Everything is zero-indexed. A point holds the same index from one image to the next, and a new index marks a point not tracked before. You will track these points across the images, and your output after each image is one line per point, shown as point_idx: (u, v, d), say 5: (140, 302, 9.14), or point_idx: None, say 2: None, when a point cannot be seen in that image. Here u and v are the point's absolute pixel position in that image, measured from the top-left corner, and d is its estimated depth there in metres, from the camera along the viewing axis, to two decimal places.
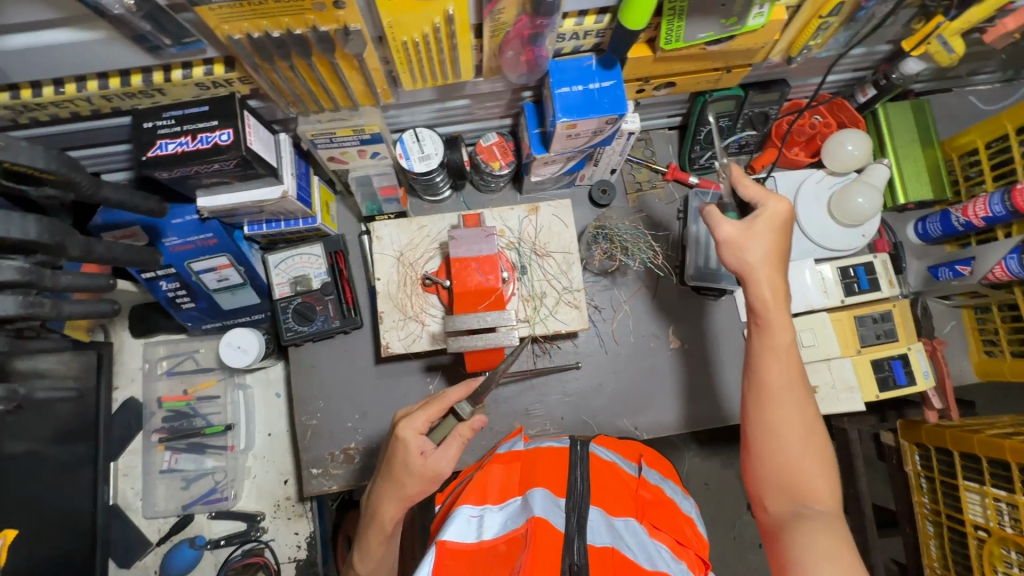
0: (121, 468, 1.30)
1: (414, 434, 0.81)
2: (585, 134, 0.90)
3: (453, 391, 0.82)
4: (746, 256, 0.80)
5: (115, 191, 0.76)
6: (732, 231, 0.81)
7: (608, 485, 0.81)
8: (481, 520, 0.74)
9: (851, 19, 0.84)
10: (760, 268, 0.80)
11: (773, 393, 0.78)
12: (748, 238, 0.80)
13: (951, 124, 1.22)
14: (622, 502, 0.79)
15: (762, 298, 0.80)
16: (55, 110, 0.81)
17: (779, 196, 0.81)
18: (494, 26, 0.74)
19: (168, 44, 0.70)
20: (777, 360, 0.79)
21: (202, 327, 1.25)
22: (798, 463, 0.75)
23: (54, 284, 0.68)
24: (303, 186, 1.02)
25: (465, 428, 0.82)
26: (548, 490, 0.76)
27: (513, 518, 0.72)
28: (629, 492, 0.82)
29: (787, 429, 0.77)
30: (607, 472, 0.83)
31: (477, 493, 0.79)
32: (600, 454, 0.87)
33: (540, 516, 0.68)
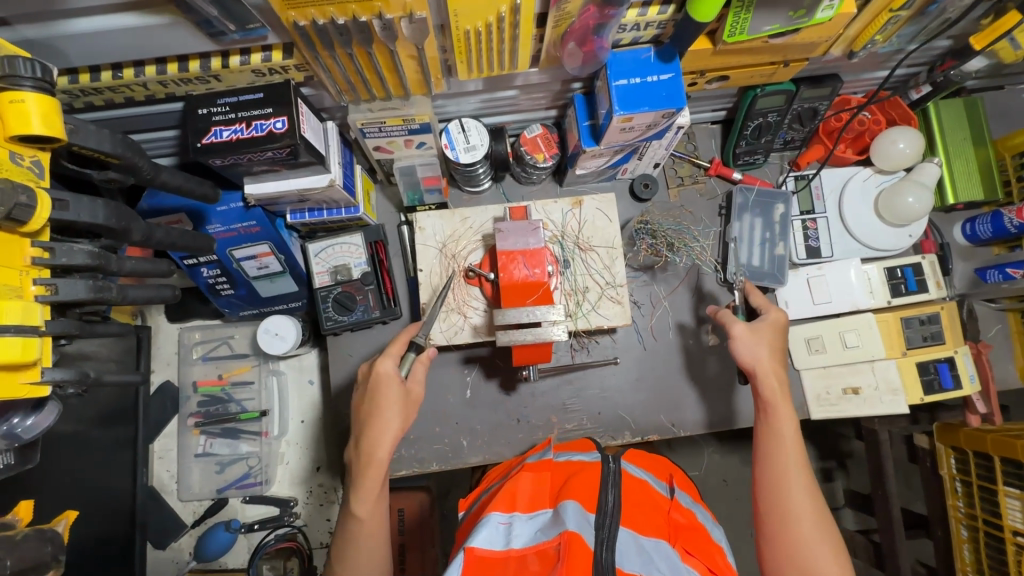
0: (156, 450, 1.30)
1: (387, 368, 0.91)
2: (639, 127, 0.89)
3: (405, 329, 0.98)
4: (754, 351, 0.91)
5: (172, 176, 0.76)
6: (742, 330, 0.93)
7: (640, 504, 0.78)
8: (510, 528, 0.72)
9: (920, 14, 0.82)
10: (767, 362, 0.91)
11: (784, 474, 0.82)
12: (757, 337, 0.92)
13: (1003, 123, 1.19)
14: (654, 523, 0.77)
15: (770, 387, 0.89)
16: (110, 95, 0.81)
17: (778, 307, 0.98)
18: (560, 16, 0.73)
19: (232, 29, 0.69)
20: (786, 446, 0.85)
21: (239, 314, 1.25)
22: (810, 546, 0.77)
23: (120, 268, 0.68)
24: (348, 175, 1.01)
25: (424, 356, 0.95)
26: (580, 504, 0.73)
27: (544, 531, 0.71)
28: (661, 514, 0.80)
29: (798, 513, 0.79)
30: (639, 491, 0.81)
31: (506, 500, 0.78)
32: (632, 471, 0.85)
33: (573, 531, 0.66)
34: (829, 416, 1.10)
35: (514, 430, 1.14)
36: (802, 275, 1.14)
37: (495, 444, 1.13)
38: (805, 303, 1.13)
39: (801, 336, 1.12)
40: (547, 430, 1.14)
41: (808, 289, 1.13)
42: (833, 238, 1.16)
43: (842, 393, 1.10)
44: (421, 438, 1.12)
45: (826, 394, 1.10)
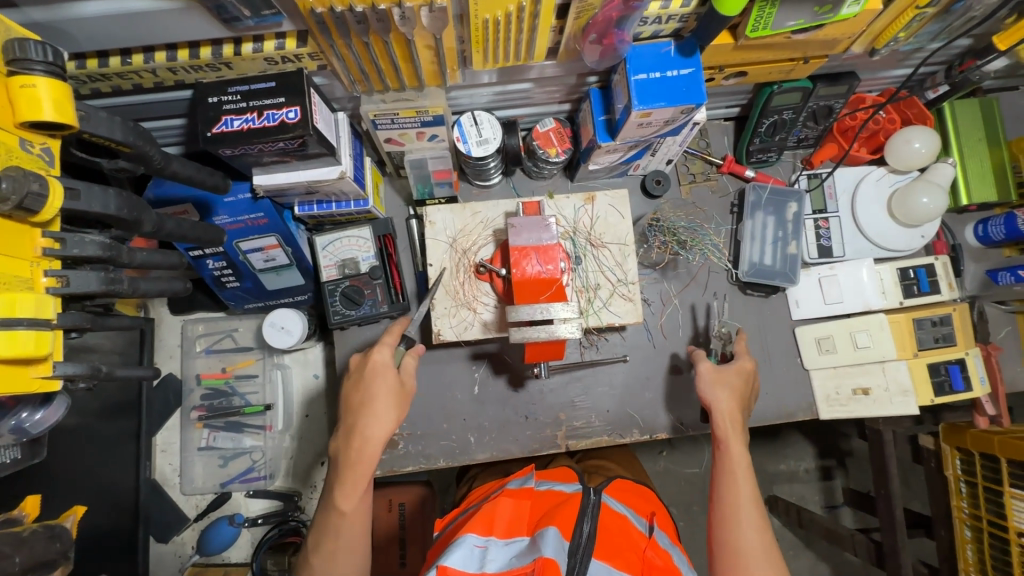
0: (159, 443, 1.28)
1: (383, 357, 0.90)
2: (656, 123, 0.88)
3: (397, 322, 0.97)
4: (715, 396, 0.93)
5: (183, 166, 0.74)
6: (709, 369, 0.95)
7: (615, 543, 0.78)
8: (485, 552, 0.71)
9: (945, 12, 0.80)
10: (727, 406, 0.93)
11: (737, 514, 0.85)
12: (718, 381, 0.95)
13: (1018, 124, 1.18)
14: (627, 559, 0.76)
15: (727, 430, 0.91)
16: (118, 81, 0.79)
17: (748, 354, 0.99)
18: (583, 8, 0.72)
19: (246, 16, 0.67)
20: (739, 487, 0.87)
21: (243, 306, 1.24)
22: None
23: (131, 260, 0.66)
24: (358, 167, 1.00)
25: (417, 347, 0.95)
26: (559, 530, 0.73)
27: (520, 557, 0.71)
28: (635, 552, 0.78)
29: (749, 552, 0.81)
30: (616, 525, 0.81)
31: (483, 524, 0.77)
32: (612, 504, 0.85)
33: (549, 557, 0.66)
34: (838, 416, 1.11)
35: (522, 427, 1.13)
36: (814, 274, 1.14)
37: (502, 440, 1.12)
38: (817, 302, 1.13)
39: (811, 336, 1.12)
40: (555, 427, 1.13)
41: (820, 288, 1.13)
42: (845, 238, 1.15)
43: (852, 394, 1.10)
44: (428, 435, 1.12)
45: (835, 394, 1.11)
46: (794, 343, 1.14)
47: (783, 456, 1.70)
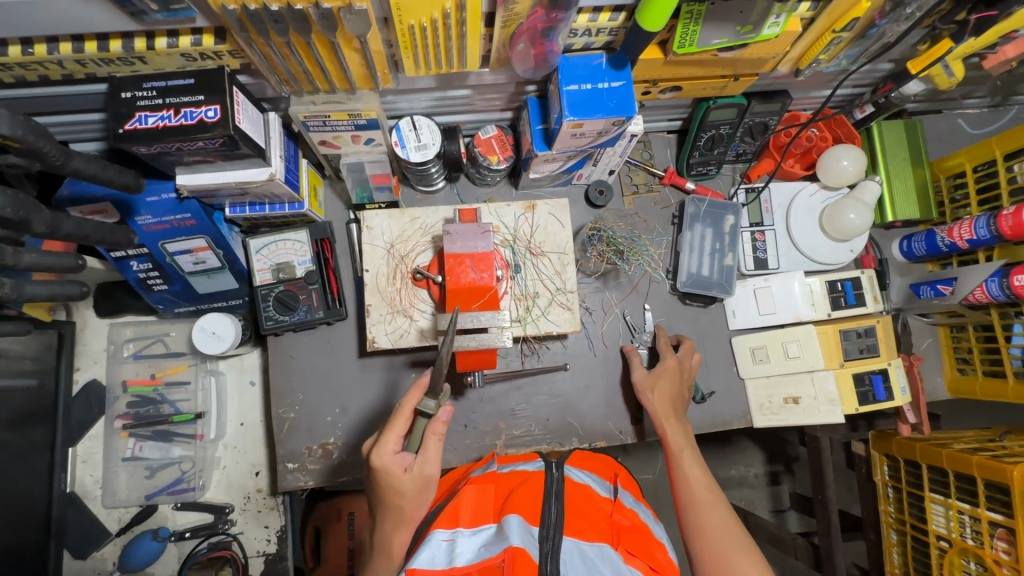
0: (79, 454, 1.21)
1: (390, 456, 0.79)
2: (590, 134, 0.89)
3: (407, 397, 0.80)
4: (652, 398, 1.02)
5: (87, 164, 0.70)
6: (641, 376, 1.05)
7: (582, 511, 0.79)
8: (452, 545, 0.71)
9: (862, 36, 0.84)
10: (660, 405, 1.01)
11: (693, 498, 0.88)
12: (652, 383, 1.03)
13: (940, 145, 1.25)
14: (597, 527, 0.77)
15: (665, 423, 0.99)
16: (22, 72, 0.74)
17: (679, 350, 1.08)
18: (507, 16, 0.72)
19: (154, 9, 0.64)
20: (688, 472, 0.92)
21: (174, 310, 1.18)
22: (731, 560, 0.79)
23: (15, 262, 0.61)
24: (291, 169, 0.97)
25: (437, 425, 0.80)
26: (523, 518, 0.73)
27: (488, 546, 0.70)
28: (603, 517, 0.80)
29: (715, 529, 0.84)
30: (581, 496, 0.82)
31: (449, 517, 0.77)
32: (574, 476, 0.87)
33: (518, 546, 0.66)
34: (770, 425, 1.14)
35: (461, 435, 1.12)
36: (750, 285, 1.17)
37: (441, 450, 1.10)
38: (751, 313, 1.16)
39: (747, 345, 1.15)
40: (494, 434, 1.12)
41: (755, 299, 1.16)
42: (780, 250, 1.19)
43: (783, 403, 1.13)
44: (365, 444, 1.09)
45: (768, 403, 1.14)
46: (730, 352, 1.17)
47: (730, 462, 1.73)
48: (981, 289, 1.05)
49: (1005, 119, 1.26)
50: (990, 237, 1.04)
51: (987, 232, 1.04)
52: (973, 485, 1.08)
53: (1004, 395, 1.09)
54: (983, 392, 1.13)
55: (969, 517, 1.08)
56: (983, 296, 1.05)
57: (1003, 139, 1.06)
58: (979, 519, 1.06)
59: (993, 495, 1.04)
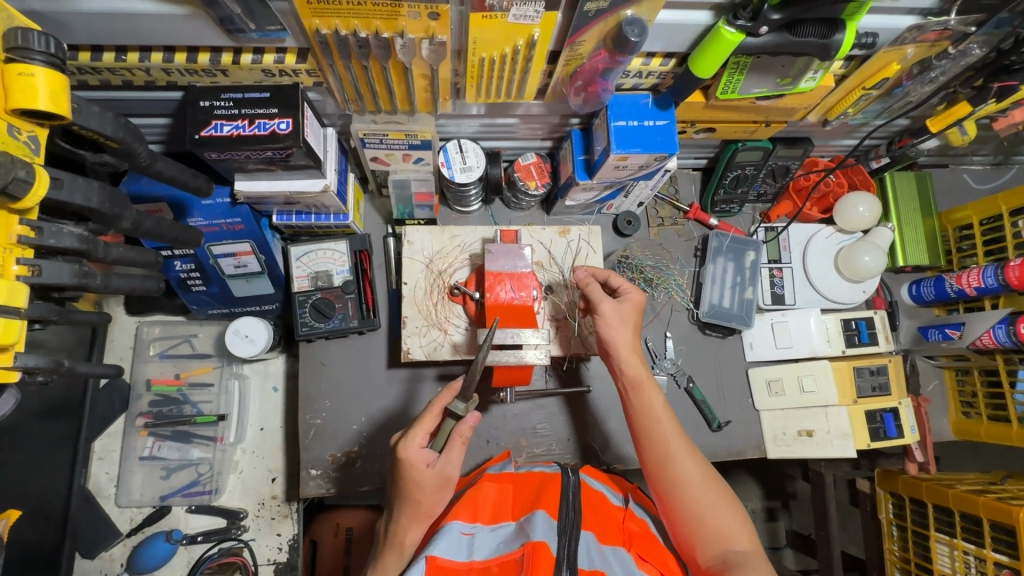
0: (97, 450, 1.21)
1: (416, 449, 0.79)
2: (632, 167, 0.94)
3: (439, 396, 0.83)
4: (619, 338, 0.92)
5: (167, 167, 0.74)
6: (609, 310, 0.92)
7: (598, 514, 0.82)
8: (472, 539, 0.76)
9: (887, 94, 0.91)
10: (628, 343, 0.92)
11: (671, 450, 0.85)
12: (621, 322, 0.93)
13: (947, 198, 1.32)
14: (610, 531, 0.80)
15: (634, 365, 0.91)
16: (108, 76, 0.79)
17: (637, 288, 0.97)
18: (571, 56, 0.78)
19: (251, 28, 0.70)
20: (661, 425, 0.88)
21: (206, 312, 1.20)
22: (710, 511, 0.81)
23: (105, 256, 0.65)
24: (342, 182, 1.01)
25: (463, 428, 0.80)
26: (547, 512, 0.78)
27: (507, 542, 0.75)
28: (616, 523, 0.83)
29: (689, 480, 0.83)
30: (596, 503, 0.84)
31: (469, 509, 0.82)
32: (589, 482, 0.89)
33: (538, 541, 0.70)
34: (783, 456, 1.17)
35: (483, 450, 1.13)
36: (767, 318, 1.21)
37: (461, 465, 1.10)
38: (769, 346, 1.21)
39: (763, 377, 1.19)
40: (514, 451, 1.14)
41: (772, 333, 1.21)
42: (796, 288, 1.24)
43: (797, 435, 1.16)
44: (387, 454, 1.10)
45: (782, 434, 1.17)
46: (746, 383, 1.21)
47: None
48: (988, 335, 1.10)
49: (1007, 177, 1.35)
50: (998, 286, 1.10)
51: (995, 280, 1.10)
52: (979, 526, 1.10)
53: (1008, 439, 1.13)
54: (986, 434, 1.18)
55: (974, 557, 1.11)
56: (990, 341, 1.10)
57: (1009, 196, 1.13)
58: (984, 559, 1.08)
59: (998, 536, 1.07)
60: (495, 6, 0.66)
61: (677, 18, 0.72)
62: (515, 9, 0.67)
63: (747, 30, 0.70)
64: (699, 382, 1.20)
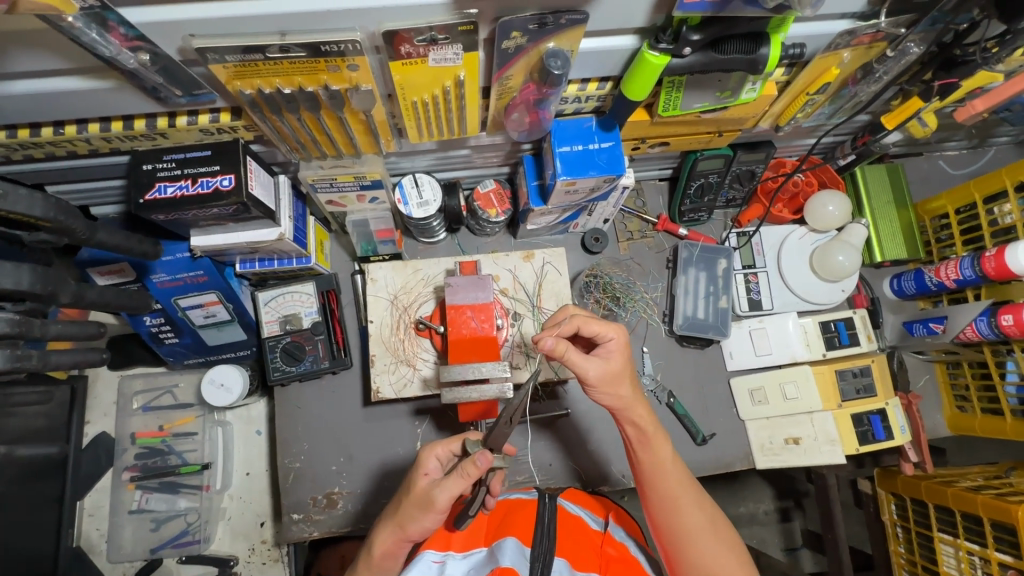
0: (87, 507, 1.23)
1: (431, 456, 0.79)
2: (583, 190, 0.93)
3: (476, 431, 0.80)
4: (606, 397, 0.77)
5: (111, 236, 0.75)
6: (596, 373, 0.75)
7: (574, 537, 0.80)
8: (443, 567, 0.76)
9: (836, 96, 0.89)
10: (630, 396, 0.78)
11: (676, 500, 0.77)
12: (618, 377, 0.77)
13: (923, 187, 1.29)
14: (586, 557, 0.78)
15: (642, 421, 0.78)
16: (52, 149, 0.80)
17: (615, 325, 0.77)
18: (502, 90, 0.77)
19: (178, 94, 0.71)
20: (670, 477, 0.78)
21: (184, 361, 1.21)
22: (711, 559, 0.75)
23: (44, 333, 0.65)
24: (299, 228, 1.02)
25: (468, 464, 0.72)
26: (518, 540, 0.77)
27: (477, 568, 0.75)
28: (593, 548, 0.81)
29: (694, 531, 0.76)
30: (573, 527, 0.82)
31: (442, 540, 0.81)
32: (567, 506, 0.86)
33: (507, 567, 0.71)
34: (772, 466, 1.14)
35: None
36: (745, 326, 1.19)
37: None
38: (749, 354, 1.19)
39: (745, 387, 1.17)
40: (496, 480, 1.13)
41: (751, 339, 1.19)
42: (773, 292, 1.22)
43: (784, 443, 1.14)
44: (369, 492, 1.09)
45: (769, 443, 1.14)
46: (729, 393, 1.19)
47: (740, 499, 1.70)
48: (972, 328, 1.07)
49: (984, 160, 1.31)
50: (976, 277, 1.08)
51: (973, 272, 1.07)
52: (980, 526, 1.06)
53: (1003, 432, 1.09)
54: (982, 429, 1.14)
55: (979, 558, 1.06)
56: (974, 334, 1.08)
57: (981, 184, 1.10)
58: (989, 561, 1.04)
59: (1001, 536, 1.02)
60: (413, 52, 0.66)
61: (600, 45, 0.72)
62: (432, 54, 0.66)
63: (671, 52, 0.69)
64: (681, 397, 1.18)
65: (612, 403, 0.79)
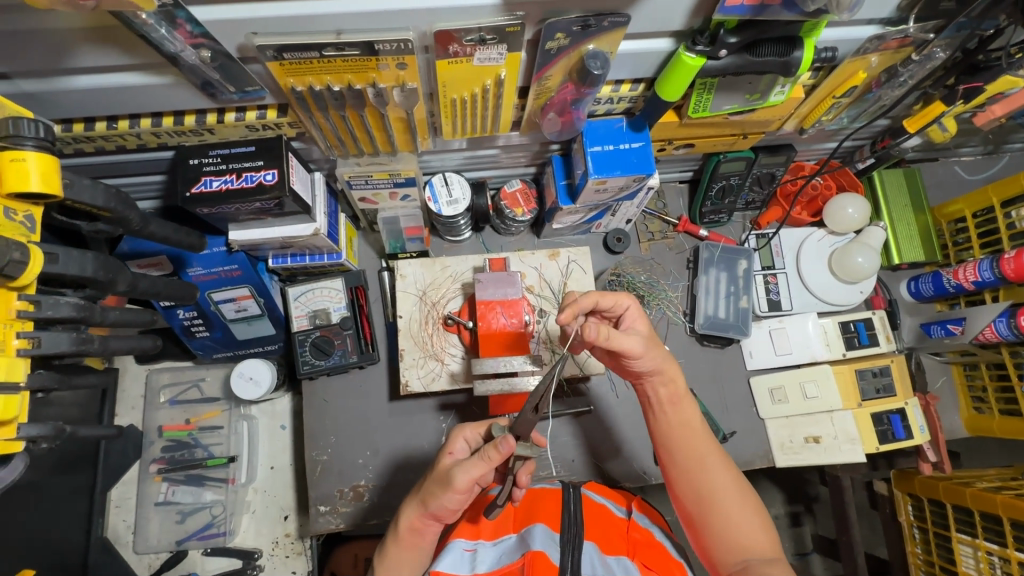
0: (114, 499, 1.24)
1: (459, 439, 0.82)
2: (612, 189, 0.95)
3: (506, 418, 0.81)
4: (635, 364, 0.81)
5: (160, 228, 0.78)
6: (632, 343, 0.79)
7: (600, 524, 0.82)
8: (474, 554, 0.77)
9: (860, 100, 0.92)
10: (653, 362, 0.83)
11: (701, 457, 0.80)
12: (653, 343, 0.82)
13: (939, 191, 1.31)
14: (613, 541, 0.80)
15: (669, 383, 0.84)
16: (102, 143, 0.83)
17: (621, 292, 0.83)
18: (540, 90, 0.80)
19: (231, 91, 0.73)
20: (696, 435, 0.82)
21: (212, 355, 1.23)
22: (736, 520, 0.75)
23: (103, 319, 0.68)
24: (332, 224, 1.04)
25: (491, 449, 0.72)
26: (547, 526, 0.79)
27: (508, 554, 0.76)
28: (619, 533, 0.82)
29: (719, 490, 0.78)
30: (598, 514, 0.84)
31: (471, 529, 0.83)
32: (591, 495, 0.88)
33: (537, 551, 0.72)
34: (792, 464, 1.14)
35: None
36: (765, 326, 1.21)
37: None
38: (768, 354, 1.20)
39: (765, 386, 1.18)
40: None
41: (771, 339, 1.21)
42: (792, 292, 1.24)
43: (804, 442, 1.15)
44: (394, 486, 1.11)
45: (789, 442, 1.15)
46: (749, 392, 1.20)
47: None
48: (990, 329, 1.09)
49: (998, 166, 1.34)
50: (995, 279, 1.09)
51: (992, 274, 1.09)
52: (1000, 525, 1.07)
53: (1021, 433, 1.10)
54: (1000, 429, 1.15)
55: (998, 558, 1.07)
56: (993, 335, 1.09)
57: (999, 188, 1.12)
58: (1009, 560, 1.05)
59: (1021, 535, 1.03)
60: (460, 52, 0.69)
61: (638, 47, 0.74)
62: (478, 54, 0.69)
63: (707, 54, 0.71)
64: (701, 395, 1.19)
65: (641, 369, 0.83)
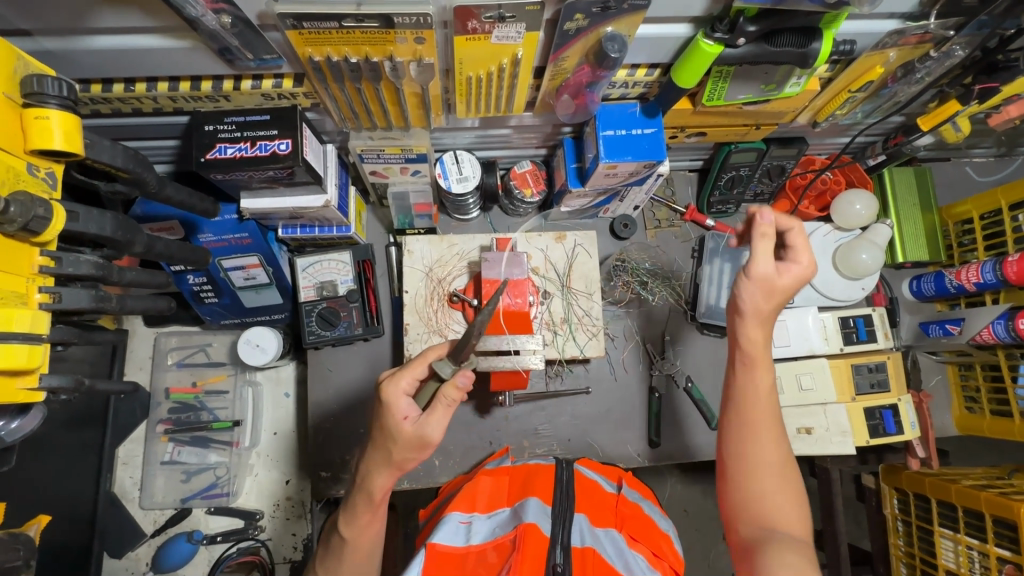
0: (121, 456, 1.28)
1: (398, 394, 0.76)
2: (622, 174, 0.96)
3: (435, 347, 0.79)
4: (745, 301, 0.82)
5: (175, 192, 0.79)
6: (765, 270, 0.80)
7: (591, 498, 0.85)
8: (469, 527, 0.80)
9: (875, 95, 0.92)
10: (756, 307, 0.82)
11: (755, 426, 0.81)
12: (776, 289, 0.81)
13: (948, 192, 1.31)
14: (603, 514, 0.83)
15: (757, 345, 0.82)
16: (119, 105, 0.84)
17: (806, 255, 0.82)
18: (556, 71, 0.80)
19: (248, 57, 0.74)
20: (759, 402, 0.82)
21: (219, 322, 1.25)
22: (767, 496, 0.77)
23: (118, 279, 0.70)
24: (342, 196, 1.05)
25: (451, 391, 0.73)
26: (540, 500, 0.81)
27: (502, 526, 0.79)
28: (608, 507, 0.85)
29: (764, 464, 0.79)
30: (589, 489, 0.86)
31: (466, 502, 0.85)
32: (582, 471, 0.91)
33: (530, 522, 0.74)
34: None
35: (484, 451, 1.15)
36: None
37: (464, 466, 1.13)
38: None
39: None
40: (515, 451, 1.16)
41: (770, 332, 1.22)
42: None
43: (796, 432, 1.18)
44: None
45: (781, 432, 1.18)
46: None
47: None
48: (988, 330, 1.10)
49: (1010, 169, 1.33)
50: (996, 281, 1.10)
51: (994, 276, 1.09)
52: (982, 521, 1.09)
53: (1010, 433, 1.12)
54: (990, 429, 1.17)
55: (978, 552, 1.10)
56: (990, 336, 1.10)
57: (1008, 191, 1.12)
58: (988, 554, 1.07)
59: (1002, 532, 1.06)
60: (478, 28, 0.69)
61: (657, 31, 0.74)
62: (497, 31, 0.69)
63: (725, 42, 0.71)
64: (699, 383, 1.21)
65: (754, 310, 0.82)
